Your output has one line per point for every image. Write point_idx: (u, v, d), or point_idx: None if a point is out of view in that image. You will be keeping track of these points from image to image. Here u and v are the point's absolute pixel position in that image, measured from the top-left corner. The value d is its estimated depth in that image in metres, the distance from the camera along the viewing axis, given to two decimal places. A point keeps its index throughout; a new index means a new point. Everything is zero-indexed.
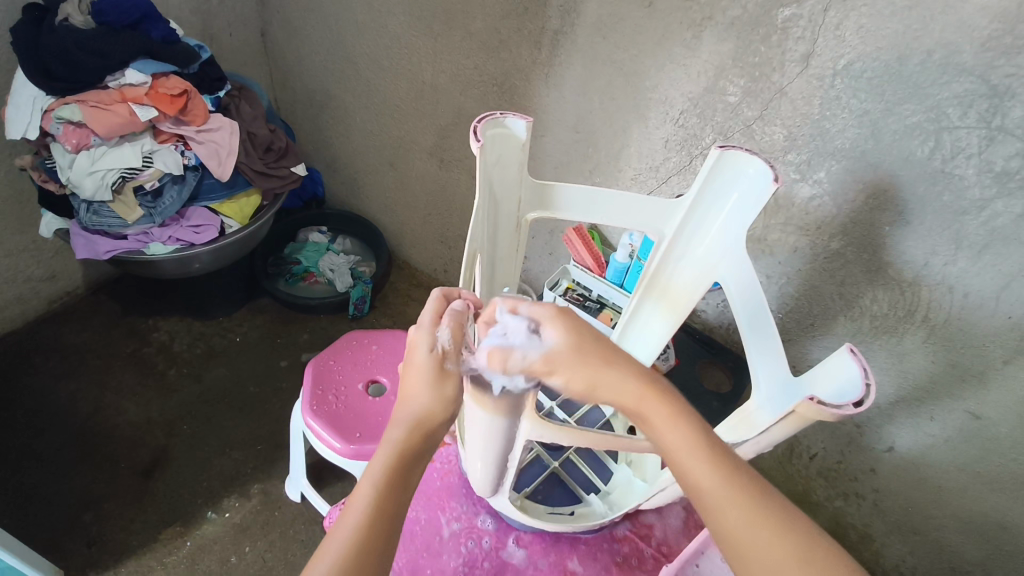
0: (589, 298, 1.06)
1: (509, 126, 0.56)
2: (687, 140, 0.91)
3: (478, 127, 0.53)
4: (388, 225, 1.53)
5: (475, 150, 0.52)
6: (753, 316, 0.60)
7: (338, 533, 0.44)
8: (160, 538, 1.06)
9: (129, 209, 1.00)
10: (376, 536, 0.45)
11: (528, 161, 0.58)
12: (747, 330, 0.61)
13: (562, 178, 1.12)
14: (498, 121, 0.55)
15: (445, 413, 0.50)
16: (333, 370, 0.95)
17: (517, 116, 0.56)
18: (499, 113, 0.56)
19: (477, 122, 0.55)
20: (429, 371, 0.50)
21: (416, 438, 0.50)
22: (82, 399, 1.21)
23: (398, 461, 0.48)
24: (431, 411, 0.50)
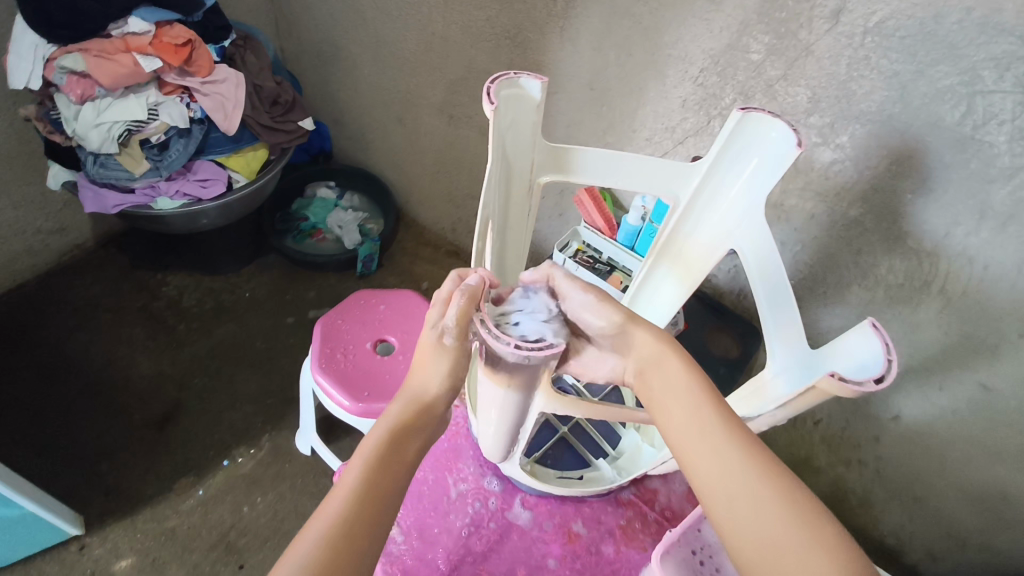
0: (599, 261, 1.05)
1: (523, 87, 0.54)
2: (706, 100, 0.88)
3: (491, 87, 0.51)
4: (396, 182, 1.51)
5: (488, 112, 0.51)
6: (770, 286, 0.60)
7: (341, 482, 0.46)
8: (173, 488, 1.09)
9: (135, 162, 0.99)
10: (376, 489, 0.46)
11: (542, 124, 0.57)
12: (762, 301, 0.60)
13: (574, 137, 1.09)
14: (511, 81, 0.53)
15: (446, 395, 0.56)
16: (341, 329, 0.96)
17: (532, 77, 0.54)
18: (513, 73, 0.54)
19: (490, 83, 0.53)
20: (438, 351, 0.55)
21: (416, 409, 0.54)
22: (94, 352, 1.23)
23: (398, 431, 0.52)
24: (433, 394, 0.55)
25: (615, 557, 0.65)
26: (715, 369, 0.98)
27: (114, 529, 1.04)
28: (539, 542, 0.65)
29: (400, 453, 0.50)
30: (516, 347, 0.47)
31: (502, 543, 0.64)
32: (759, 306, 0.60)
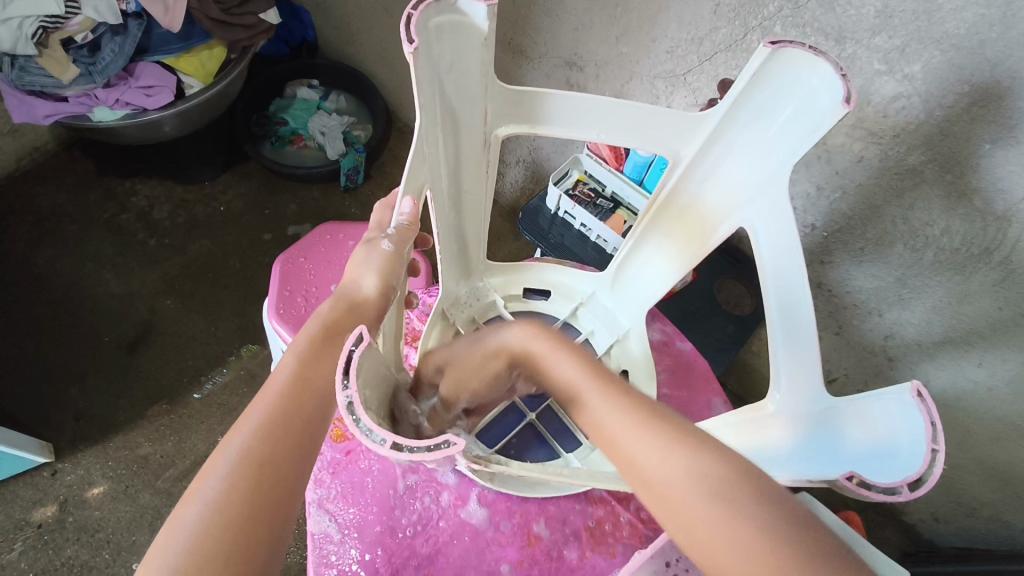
0: (601, 196, 0.90)
1: (463, 11, 0.42)
2: (744, 5, 0.69)
3: (414, 15, 0.40)
4: (385, 80, 1.33)
5: (408, 54, 0.40)
6: (785, 285, 0.48)
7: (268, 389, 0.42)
8: (147, 415, 1.06)
9: (61, 66, 0.85)
10: (296, 405, 0.41)
11: (492, 62, 0.46)
12: (773, 297, 0.49)
13: (581, 44, 0.90)
14: (445, 4, 0.42)
15: (382, 302, 0.51)
16: (303, 269, 0.85)
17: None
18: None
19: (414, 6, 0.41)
20: (375, 252, 0.52)
21: (345, 308, 0.49)
22: (61, 267, 1.16)
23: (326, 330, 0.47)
24: (367, 298, 0.50)
25: (578, 564, 0.58)
26: (722, 328, 0.87)
27: (87, 454, 1.02)
28: (493, 545, 0.58)
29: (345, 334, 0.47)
30: (394, 447, 0.36)
31: (451, 545, 0.58)
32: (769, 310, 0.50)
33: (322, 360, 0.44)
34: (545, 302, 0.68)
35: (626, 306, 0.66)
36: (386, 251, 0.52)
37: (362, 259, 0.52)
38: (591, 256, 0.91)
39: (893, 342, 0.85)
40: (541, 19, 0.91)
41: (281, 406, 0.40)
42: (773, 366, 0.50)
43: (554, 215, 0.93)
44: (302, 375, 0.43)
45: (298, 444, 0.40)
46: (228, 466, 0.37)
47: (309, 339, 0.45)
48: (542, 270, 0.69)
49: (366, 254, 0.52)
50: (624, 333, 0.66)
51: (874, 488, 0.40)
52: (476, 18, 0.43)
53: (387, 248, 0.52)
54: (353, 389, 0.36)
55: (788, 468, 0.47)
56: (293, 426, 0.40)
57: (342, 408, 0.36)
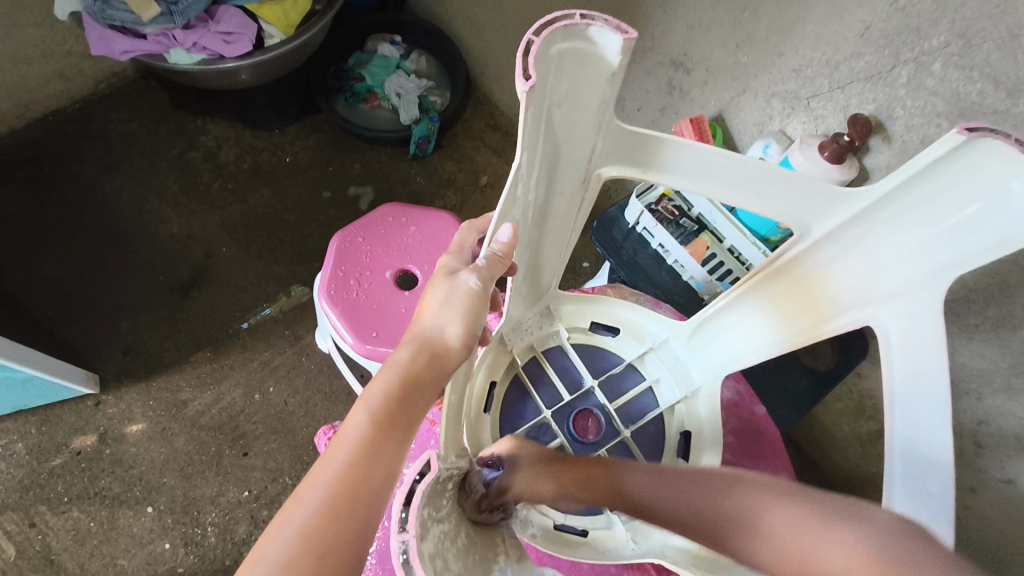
0: (686, 217, 0.81)
1: (593, 41, 0.37)
2: (899, 34, 0.59)
3: (537, 42, 0.36)
4: (470, 46, 1.26)
5: (521, 91, 0.36)
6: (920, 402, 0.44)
7: (329, 459, 0.37)
8: (190, 360, 1.06)
9: (143, 3, 0.83)
10: (357, 494, 0.35)
11: (613, 99, 0.41)
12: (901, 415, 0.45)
13: (694, 44, 0.81)
14: (575, 30, 0.37)
15: (463, 353, 0.45)
16: (360, 250, 0.81)
17: (609, 28, 0.37)
18: (580, 16, 0.37)
19: (543, 28, 0.36)
20: (458, 289, 0.45)
21: (426, 360, 0.43)
22: (125, 199, 1.15)
23: (404, 385, 0.41)
24: (449, 347, 0.44)
25: None
26: (796, 382, 0.77)
27: (129, 391, 1.03)
28: None
29: (418, 395, 0.41)
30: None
31: None
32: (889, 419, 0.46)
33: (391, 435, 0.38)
34: (612, 339, 0.63)
35: (700, 362, 0.60)
36: (471, 289, 0.45)
37: (443, 297, 0.45)
38: (665, 281, 0.83)
39: (986, 429, 0.76)
40: (651, 10, 0.83)
41: (341, 493, 0.35)
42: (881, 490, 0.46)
43: (631, 229, 0.85)
44: (373, 444, 0.38)
45: (362, 520, 0.35)
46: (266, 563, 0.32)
47: (387, 396, 0.40)
48: (615, 304, 0.63)
49: (448, 291, 0.45)
50: (694, 391, 0.60)
51: None
52: (605, 50, 0.38)
53: (474, 285, 0.45)
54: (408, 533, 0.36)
55: None
56: (359, 500, 0.35)
57: (396, 554, 0.35)
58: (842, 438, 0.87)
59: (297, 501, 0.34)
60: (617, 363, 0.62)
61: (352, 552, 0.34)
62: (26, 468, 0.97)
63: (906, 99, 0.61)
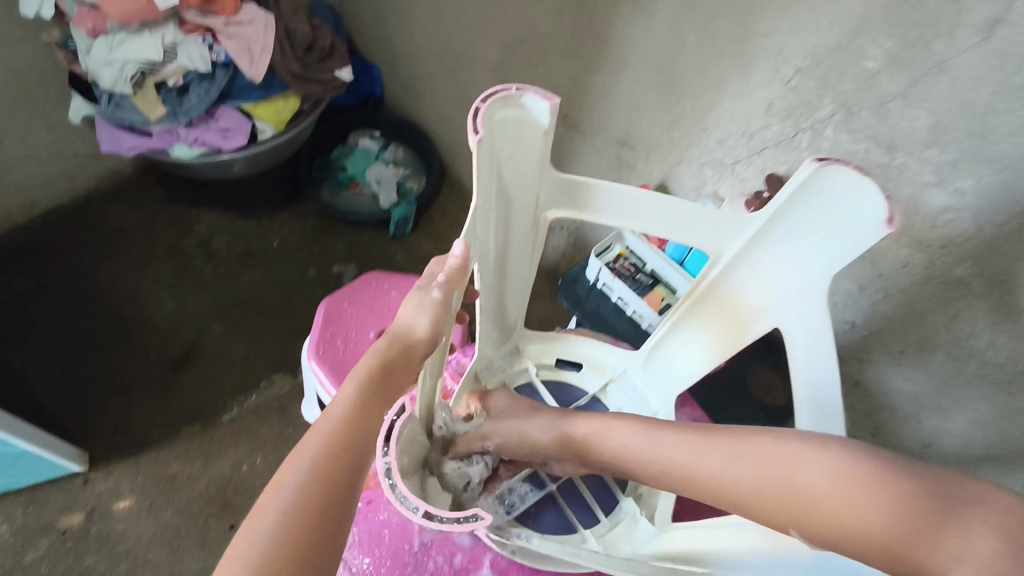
0: (640, 272, 0.90)
1: (526, 107, 0.47)
2: (796, 107, 0.72)
3: (481, 108, 0.45)
4: (443, 138, 1.40)
5: (473, 143, 0.45)
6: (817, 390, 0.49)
7: (324, 420, 0.45)
8: (179, 436, 1.08)
9: (151, 105, 0.93)
10: (348, 446, 0.44)
11: (549, 153, 0.50)
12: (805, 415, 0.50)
13: (635, 125, 0.94)
14: (512, 99, 0.47)
15: (430, 344, 0.53)
16: (345, 313, 0.88)
17: (538, 95, 0.46)
18: (515, 88, 0.47)
19: (485, 100, 0.46)
20: (426, 298, 0.53)
21: (400, 350, 0.51)
22: (121, 285, 1.22)
23: (382, 368, 0.50)
24: (418, 340, 0.52)
25: None
26: (753, 416, 0.84)
27: (117, 468, 1.04)
28: None
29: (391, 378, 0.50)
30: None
31: None
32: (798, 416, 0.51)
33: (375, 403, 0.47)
34: (576, 374, 0.70)
35: (655, 389, 0.67)
36: (436, 299, 0.53)
37: (414, 302, 0.53)
38: (626, 330, 0.91)
39: (931, 451, 0.81)
40: (597, 98, 0.97)
41: (337, 443, 0.43)
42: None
43: (593, 285, 0.94)
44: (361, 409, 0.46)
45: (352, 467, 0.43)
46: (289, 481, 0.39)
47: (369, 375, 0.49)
48: (576, 342, 0.70)
49: (418, 300, 0.53)
50: (652, 415, 0.66)
51: None
52: (538, 113, 0.48)
53: (436, 296, 0.53)
54: (382, 461, 0.43)
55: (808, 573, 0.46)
56: (350, 451, 0.43)
57: (384, 475, 0.48)
58: None
59: (302, 446, 0.42)
60: (582, 395, 0.69)
61: (347, 489, 0.42)
62: (9, 552, 0.97)
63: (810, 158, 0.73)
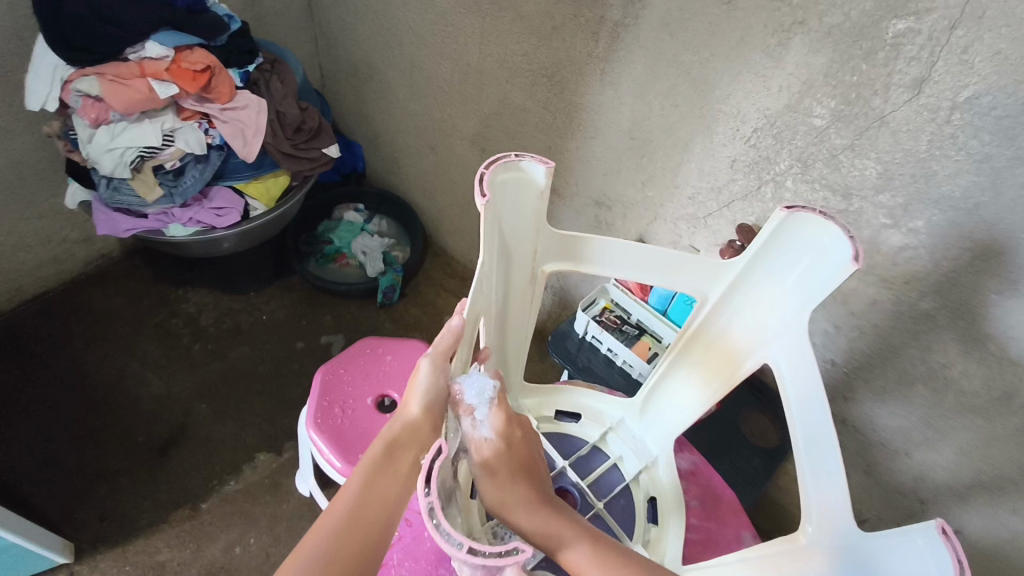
0: (626, 323, 0.93)
1: (524, 170, 0.52)
2: (757, 162, 0.78)
3: (486, 174, 0.50)
4: (425, 208, 1.45)
5: (480, 205, 0.49)
6: (813, 423, 0.51)
7: (334, 508, 0.51)
8: (169, 520, 1.05)
9: (148, 188, 0.96)
10: (351, 541, 0.49)
11: (546, 211, 0.55)
12: (802, 457, 0.52)
13: (610, 186, 1.00)
14: (511, 163, 0.52)
15: (434, 420, 0.55)
16: (342, 381, 0.89)
17: (535, 160, 0.52)
18: (514, 155, 0.52)
19: (487, 166, 0.51)
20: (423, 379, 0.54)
21: (404, 431, 0.54)
22: (108, 367, 1.21)
23: (384, 450, 0.53)
24: (420, 421, 0.54)
25: None
26: (748, 460, 0.86)
27: (105, 558, 1.01)
28: None
29: (395, 466, 0.53)
30: (471, 550, 0.42)
31: None
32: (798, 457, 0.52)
33: (382, 486, 0.52)
34: (575, 424, 0.72)
35: (654, 433, 0.69)
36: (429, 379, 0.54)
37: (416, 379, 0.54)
38: (618, 381, 0.92)
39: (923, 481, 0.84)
40: (574, 163, 1.04)
41: (340, 540, 0.49)
42: (802, 491, 0.52)
43: (582, 338, 0.96)
44: (368, 493, 0.51)
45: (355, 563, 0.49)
46: (302, 571, 0.46)
47: (371, 460, 0.53)
48: (573, 393, 0.73)
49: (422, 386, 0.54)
50: (653, 462, 0.68)
51: None
52: (534, 175, 0.53)
53: (427, 375, 0.53)
54: (434, 496, 0.43)
55: None
56: (353, 544, 0.49)
57: None
58: (801, 513, 0.94)
59: (311, 540, 0.48)
60: (582, 445, 0.70)
61: None
62: None
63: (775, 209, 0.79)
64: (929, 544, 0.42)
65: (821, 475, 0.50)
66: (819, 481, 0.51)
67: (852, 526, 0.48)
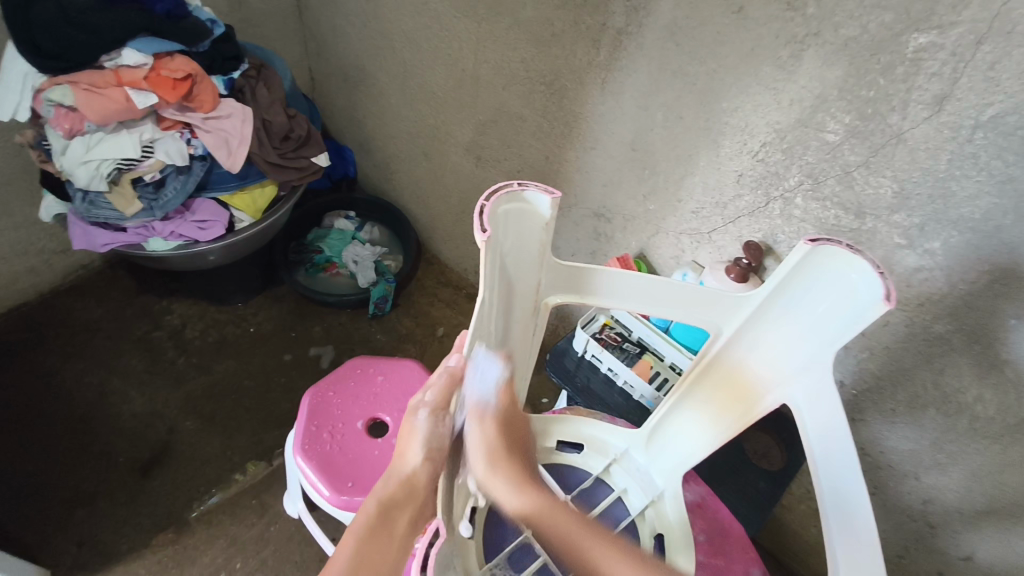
0: (627, 341, 0.88)
1: (528, 200, 0.49)
2: (765, 178, 0.75)
3: (487, 205, 0.47)
4: (417, 216, 1.41)
5: (480, 240, 0.46)
6: (839, 472, 0.50)
7: (332, 564, 0.52)
8: (150, 544, 1.01)
9: (126, 202, 0.92)
10: None
11: (550, 242, 0.52)
12: (828, 509, 0.51)
13: (610, 198, 0.97)
14: (514, 194, 0.49)
15: (431, 471, 0.57)
16: (331, 405, 0.85)
17: (540, 190, 0.49)
18: (517, 184, 0.49)
19: (489, 196, 0.48)
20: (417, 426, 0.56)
21: (397, 488, 0.56)
22: (88, 383, 1.17)
23: (380, 508, 0.55)
24: (416, 472, 0.57)
25: None
26: (754, 484, 0.80)
27: None
28: None
29: (390, 525, 0.55)
30: None
31: None
32: (823, 507, 0.51)
33: (378, 542, 0.53)
34: (578, 455, 0.69)
35: (660, 466, 0.68)
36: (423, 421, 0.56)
37: (407, 427, 0.57)
38: (618, 402, 0.89)
39: (932, 507, 0.81)
40: (573, 174, 1.00)
41: None
42: (827, 548, 0.51)
43: (581, 357, 0.91)
44: (365, 550, 0.53)
45: None
46: None
47: (366, 516, 0.55)
48: (576, 423, 0.70)
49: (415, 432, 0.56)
50: (660, 495, 0.66)
51: None
52: (538, 206, 0.50)
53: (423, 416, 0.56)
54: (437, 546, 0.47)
55: None
56: None
57: None
58: (805, 535, 0.92)
59: None
60: (585, 477, 0.67)
61: None
62: None
63: (783, 226, 0.76)
64: None
65: (847, 528, 0.49)
66: (847, 537, 0.49)
67: None
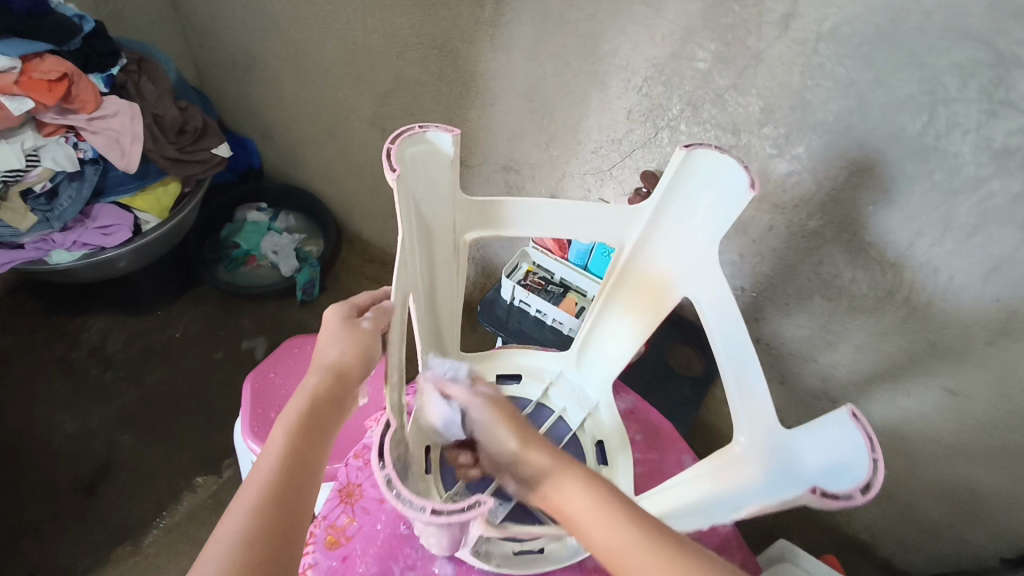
0: (551, 283, 0.95)
1: (431, 141, 0.53)
2: (652, 110, 0.81)
3: (393, 149, 0.50)
4: (331, 198, 1.41)
5: (392, 180, 0.49)
6: (732, 343, 0.58)
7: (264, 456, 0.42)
8: (109, 560, 1.00)
9: (19, 216, 0.88)
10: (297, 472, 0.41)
11: (459, 182, 0.56)
12: (728, 373, 0.58)
13: (516, 151, 1.02)
14: (418, 137, 0.53)
15: (363, 365, 0.51)
16: (275, 385, 0.87)
17: (441, 131, 0.53)
18: (419, 128, 0.53)
19: (394, 141, 0.51)
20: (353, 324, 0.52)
21: (331, 379, 0.49)
22: (9, 414, 1.12)
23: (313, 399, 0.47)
24: (348, 362, 0.50)
25: None
26: (680, 390, 0.89)
27: None
28: None
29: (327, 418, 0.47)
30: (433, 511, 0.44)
31: None
32: (725, 374, 0.59)
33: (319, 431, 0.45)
34: (518, 385, 0.74)
35: (591, 381, 0.74)
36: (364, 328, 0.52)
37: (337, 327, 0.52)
38: (549, 339, 0.95)
39: (831, 383, 0.93)
40: (478, 132, 1.04)
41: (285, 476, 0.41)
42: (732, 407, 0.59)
43: (510, 304, 0.97)
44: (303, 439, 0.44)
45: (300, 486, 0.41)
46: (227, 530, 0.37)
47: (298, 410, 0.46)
48: (511, 356, 0.76)
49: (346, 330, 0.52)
50: (595, 407, 0.72)
51: (836, 497, 0.45)
52: (442, 147, 0.54)
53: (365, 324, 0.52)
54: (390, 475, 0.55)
55: (760, 495, 0.52)
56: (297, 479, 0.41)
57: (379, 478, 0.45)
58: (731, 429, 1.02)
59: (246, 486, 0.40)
60: (527, 404, 0.72)
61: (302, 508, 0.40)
62: None
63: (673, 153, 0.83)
64: (844, 429, 0.48)
65: (745, 387, 0.57)
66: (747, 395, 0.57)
67: (777, 426, 0.53)
